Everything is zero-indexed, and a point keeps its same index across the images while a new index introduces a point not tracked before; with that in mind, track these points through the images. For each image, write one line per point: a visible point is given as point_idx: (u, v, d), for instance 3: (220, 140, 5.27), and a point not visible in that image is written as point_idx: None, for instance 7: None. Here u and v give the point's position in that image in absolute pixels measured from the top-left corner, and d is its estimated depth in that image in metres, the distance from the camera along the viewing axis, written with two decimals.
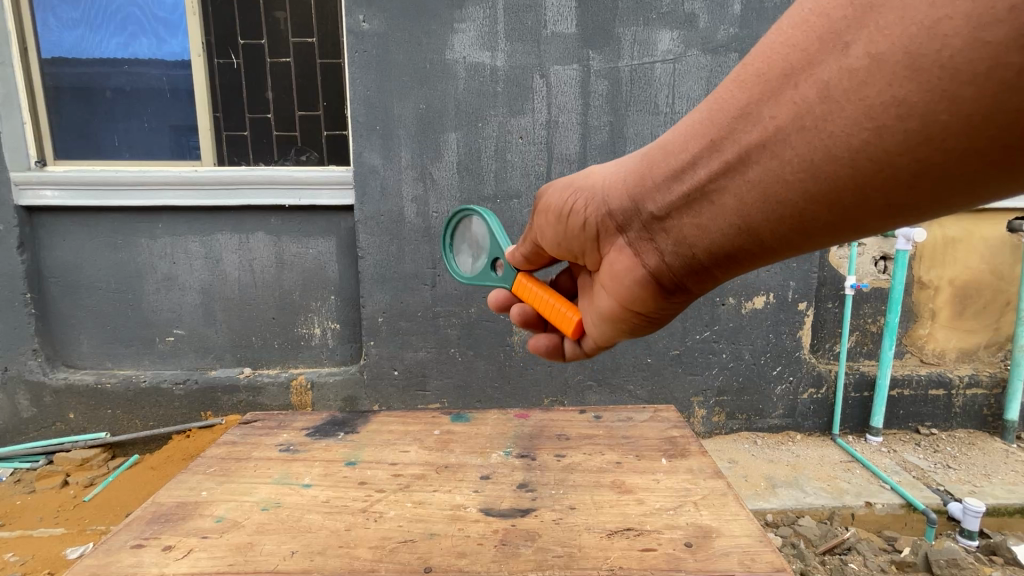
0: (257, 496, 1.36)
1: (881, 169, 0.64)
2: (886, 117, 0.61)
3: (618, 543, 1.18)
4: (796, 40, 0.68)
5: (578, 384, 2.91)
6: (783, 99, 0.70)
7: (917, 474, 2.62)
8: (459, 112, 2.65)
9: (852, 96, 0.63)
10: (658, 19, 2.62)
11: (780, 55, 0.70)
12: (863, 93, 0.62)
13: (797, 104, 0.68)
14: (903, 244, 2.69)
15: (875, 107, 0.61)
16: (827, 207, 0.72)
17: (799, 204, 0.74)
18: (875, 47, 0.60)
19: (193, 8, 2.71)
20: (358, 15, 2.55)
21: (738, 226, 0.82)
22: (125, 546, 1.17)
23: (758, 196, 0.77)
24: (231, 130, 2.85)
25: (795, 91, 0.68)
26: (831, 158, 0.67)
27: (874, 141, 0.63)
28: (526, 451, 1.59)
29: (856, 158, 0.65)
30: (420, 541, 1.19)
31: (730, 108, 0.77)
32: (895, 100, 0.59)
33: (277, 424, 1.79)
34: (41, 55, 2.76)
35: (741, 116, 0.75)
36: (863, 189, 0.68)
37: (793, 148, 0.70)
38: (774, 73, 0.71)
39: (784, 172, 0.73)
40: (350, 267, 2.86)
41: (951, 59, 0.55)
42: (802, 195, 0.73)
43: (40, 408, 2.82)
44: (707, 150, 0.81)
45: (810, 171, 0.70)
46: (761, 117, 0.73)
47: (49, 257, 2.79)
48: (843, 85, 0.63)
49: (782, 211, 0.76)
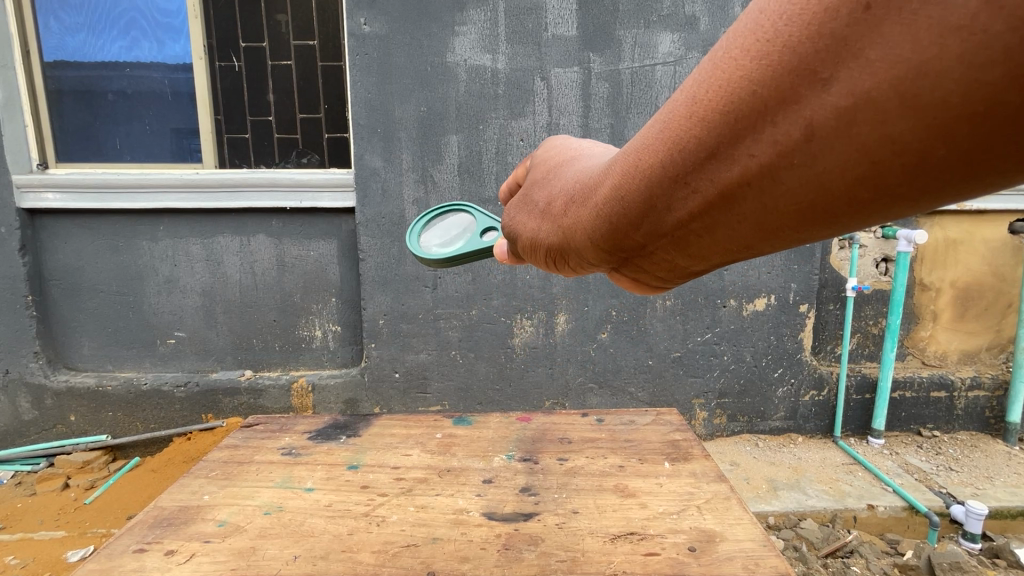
0: (259, 500, 1.36)
1: (917, 208, 0.40)
2: (883, 157, 0.37)
3: (622, 547, 1.18)
4: (751, 63, 0.40)
5: (578, 387, 2.90)
6: (755, 138, 0.42)
7: (919, 476, 2.61)
8: (459, 115, 2.65)
9: (844, 136, 0.37)
10: (658, 22, 2.62)
11: (730, 80, 0.42)
12: (854, 132, 0.37)
13: (776, 145, 0.41)
14: (903, 246, 2.68)
15: (878, 152, 0.37)
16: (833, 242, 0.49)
17: (811, 238, 0.48)
18: (860, 86, 0.35)
19: (195, 12, 2.71)
20: (358, 18, 2.55)
21: (737, 258, 0.57)
22: (127, 550, 1.17)
23: (757, 240, 0.51)
24: (232, 132, 2.85)
25: (773, 130, 0.40)
26: (845, 199, 0.41)
27: (892, 185, 0.38)
28: (528, 455, 1.59)
29: (862, 196, 0.40)
30: (422, 546, 1.18)
31: (665, 148, 0.50)
32: (889, 138, 0.35)
33: (278, 427, 1.78)
34: (44, 59, 2.77)
35: (698, 157, 0.47)
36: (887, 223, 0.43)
37: (789, 194, 0.43)
38: (713, 106, 0.43)
39: (781, 217, 0.46)
40: (351, 270, 2.86)
41: (946, 100, 0.32)
42: (815, 232, 0.47)
43: (41, 411, 2.82)
44: (671, 193, 0.52)
45: (819, 214, 0.44)
46: (729, 158, 0.44)
47: (50, 260, 2.79)
48: (832, 124, 0.37)
49: (791, 245, 0.50)
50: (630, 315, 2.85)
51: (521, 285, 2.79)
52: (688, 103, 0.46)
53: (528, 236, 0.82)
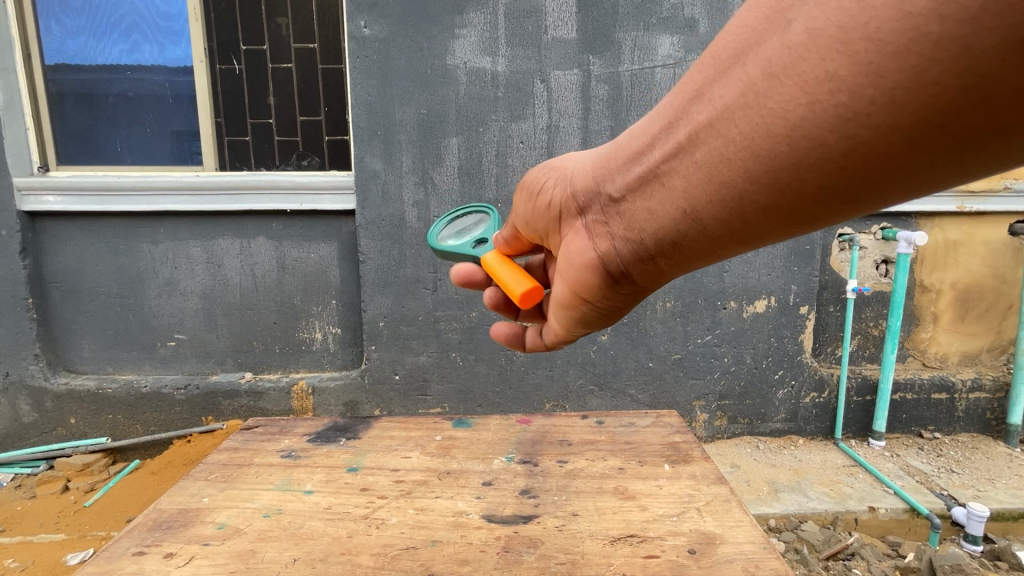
0: (258, 503, 1.36)
1: (822, 150, 0.62)
2: (819, 93, 0.60)
3: (622, 550, 1.17)
4: (751, 21, 0.66)
5: (579, 389, 2.90)
6: (731, 77, 0.68)
7: (920, 479, 2.60)
8: (459, 117, 2.65)
9: (792, 71, 0.61)
10: (658, 24, 2.63)
11: (737, 34, 0.68)
12: (801, 68, 0.60)
13: (743, 82, 0.66)
14: (903, 247, 2.67)
15: (817, 87, 0.60)
16: (766, 189, 0.69)
17: (740, 183, 0.71)
18: (814, 24, 0.59)
19: (196, 15, 2.72)
20: (358, 21, 2.56)
21: (684, 212, 0.80)
22: (126, 553, 1.17)
23: (703, 179, 0.74)
24: (232, 135, 2.85)
25: (743, 69, 0.66)
26: (769, 132, 0.65)
27: (817, 110, 0.60)
28: (528, 457, 1.59)
29: (796, 138, 0.63)
30: (422, 548, 1.18)
31: (685, 90, 0.75)
32: (828, 73, 0.58)
33: (278, 430, 1.78)
34: (45, 62, 2.77)
35: (689, 99, 0.74)
36: (803, 168, 0.65)
37: (737, 126, 0.68)
38: (724, 53, 0.69)
39: (727, 152, 0.70)
40: (351, 272, 2.86)
41: (873, 31, 0.54)
42: (755, 167, 0.68)
43: (41, 414, 2.82)
44: (663, 130, 0.79)
45: (757, 155, 0.67)
46: (708, 99, 0.71)
47: (51, 263, 2.79)
48: (785, 61, 0.61)
49: (725, 192, 0.73)
50: (630, 318, 2.85)
51: None
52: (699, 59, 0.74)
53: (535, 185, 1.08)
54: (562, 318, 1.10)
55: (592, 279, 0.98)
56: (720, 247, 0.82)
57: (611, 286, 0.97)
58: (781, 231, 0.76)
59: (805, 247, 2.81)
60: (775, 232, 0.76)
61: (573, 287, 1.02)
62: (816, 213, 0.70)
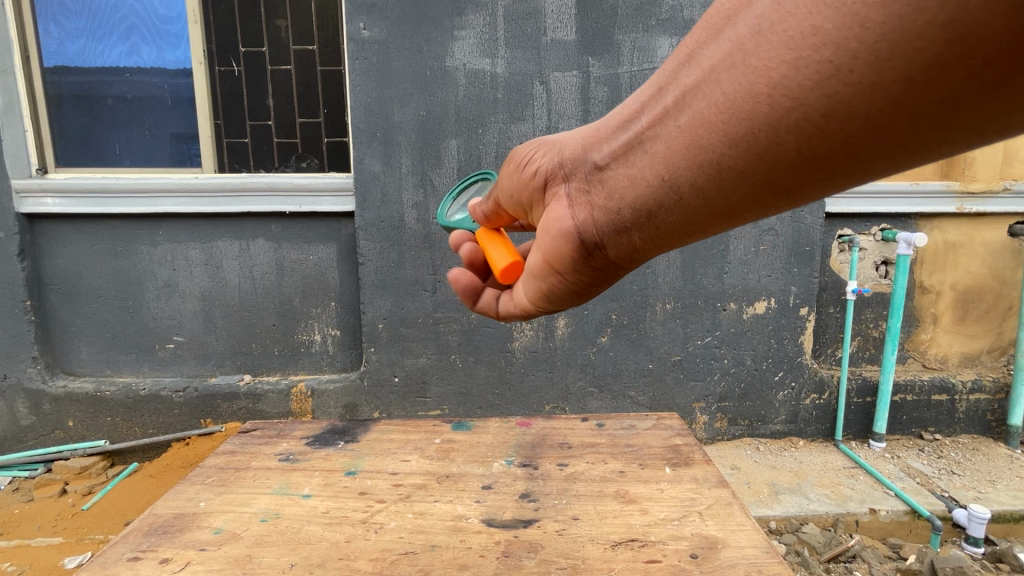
0: (257, 507, 1.35)
1: (803, 111, 0.61)
2: (806, 51, 0.58)
3: (623, 554, 1.16)
4: None
5: (578, 391, 2.89)
6: (722, 38, 0.67)
7: (921, 481, 2.59)
8: (459, 118, 2.64)
9: (780, 29, 0.60)
10: (657, 26, 2.62)
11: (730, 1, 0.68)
12: (789, 26, 0.59)
13: (733, 41, 0.65)
14: (903, 248, 2.66)
15: (803, 44, 0.58)
16: (744, 153, 0.68)
17: (718, 148, 0.70)
18: None
19: (195, 17, 2.72)
20: (358, 23, 2.55)
21: (663, 180, 0.79)
22: (121, 559, 1.16)
23: (683, 144, 0.74)
24: (232, 137, 2.85)
25: (733, 29, 0.65)
26: (752, 93, 0.64)
27: (803, 71, 0.59)
28: (528, 460, 1.57)
29: (777, 101, 0.62)
30: (421, 553, 1.17)
31: (676, 55, 0.75)
32: (815, 29, 0.57)
33: (277, 433, 1.77)
34: (44, 64, 2.77)
35: (683, 62, 0.73)
36: (784, 129, 0.63)
37: (722, 87, 0.67)
38: (716, 17, 0.69)
39: (710, 115, 0.69)
40: (350, 274, 2.85)
41: None
42: (736, 128, 0.67)
43: (39, 417, 2.81)
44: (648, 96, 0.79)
45: (739, 115, 0.66)
46: (697, 62, 0.71)
47: (49, 265, 2.78)
48: (774, 19, 0.61)
49: (704, 156, 0.72)
50: (630, 319, 2.84)
51: None
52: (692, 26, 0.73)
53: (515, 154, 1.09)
54: (535, 288, 1.10)
55: (568, 252, 0.97)
56: (695, 220, 0.81)
57: (586, 259, 0.96)
58: (759, 204, 0.74)
59: (806, 248, 2.80)
60: (752, 205, 0.75)
61: (549, 259, 1.01)
62: (794, 183, 0.69)
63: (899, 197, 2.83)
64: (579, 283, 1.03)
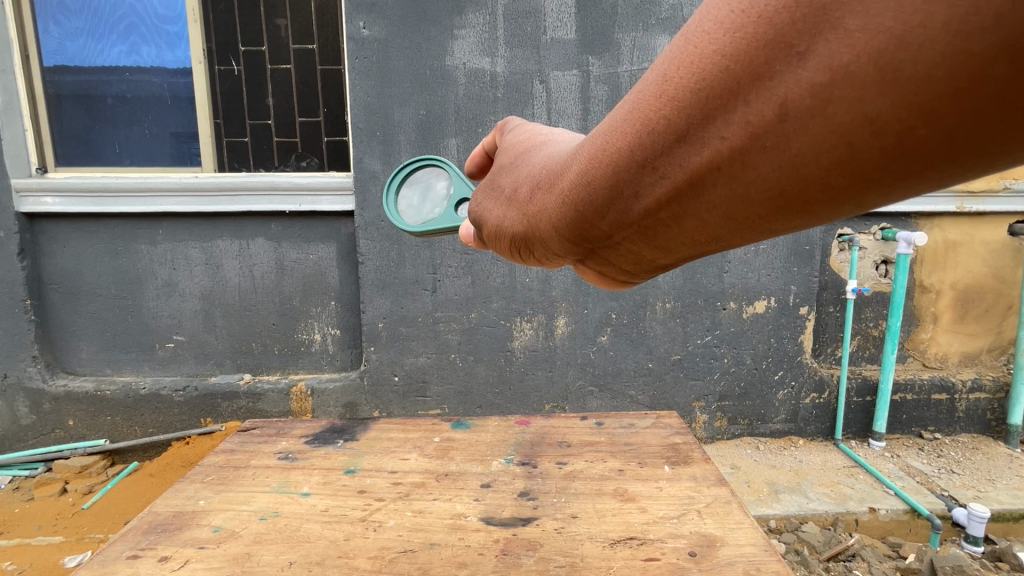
0: (256, 505, 1.35)
1: (882, 192, 0.40)
2: (859, 139, 0.37)
3: (621, 553, 1.16)
4: (726, 37, 0.40)
5: (578, 390, 2.89)
6: (724, 115, 0.43)
7: (920, 479, 2.59)
8: (459, 118, 2.64)
9: (818, 113, 0.38)
10: (657, 24, 2.63)
11: (705, 56, 0.42)
12: (832, 111, 0.37)
13: (748, 125, 0.42)
14: (903, 247, 2.66)
15: (854, 130, 0.37)
16: (807, 222, 0.48)
17: (771, 223, 0.49)
18: (839, 60, 0.35)
19: (195, 16, 2.72)
20: (358, 22, 2.55)
21: (702, 246, 0.59)
22: (120, 557, 1.16)
23: (718, 226, 0.53)
24: (231, 136, 2.85)
25: (743, 110, 0.41)
26: (808, 181, 0.42)
27: (864, 164, 0.38)
28: (527, 459, 1.57)
29: (836, 180, 0.41)
30: (420, 551, 1.17)
31: (651, 130, 0.49)
32: (867, 117, 0.36)
33: (276, 432, 1.77)
34: (44, 64, 2.77)
35: (668, 140, 0.48)
36: (854, 206, 0.44)
37: (755, 174, 0.44)
38: (698, 82, 0.43)
39: (747, 202, 0.47)
40: (350, 273, 2.85)
41: (930, 73, 0.32)
42: (790, 210, 0.46)
43: (39, 416, 2.81)
44: (638, 181, 0.54)
45: (790, 201, 0.45)
46: (696, 144, 0.46)
47: (48, 264, 2.78)
48: (807, 103, 0.38)
49: (753, 233, 0.52)
50: (630, 318, 2.84)
51: (520, 288, 2.79)
52: (660, 82, 0.47)
53: (493, 223, 0.85)
54: None
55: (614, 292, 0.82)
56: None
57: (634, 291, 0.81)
58: None
59: (806, 246, 2.81)
60: None
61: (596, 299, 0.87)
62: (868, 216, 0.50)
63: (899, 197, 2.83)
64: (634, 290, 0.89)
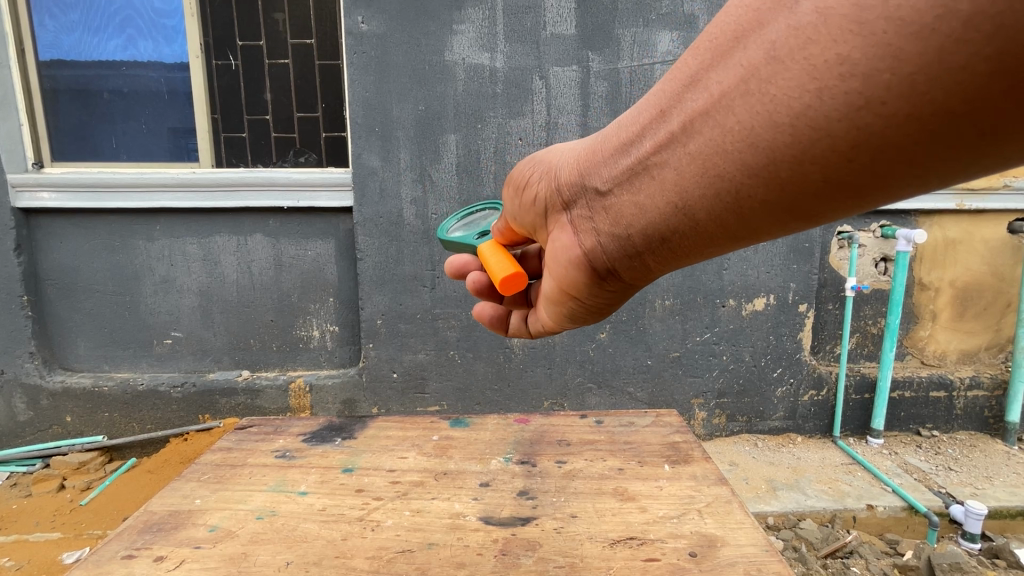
0: (253, 504, 1.34)
1: (826, 138, 0.57)
2: (830, 77, 0.54)
3: (621, 553, 1.16)
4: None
5: (578, 387, 2.88)
6: (730, 62, 0.63)
7: (919, 476, 2.60)
8: (458, 113, 2.63)
9: (798, 56, 0.56)
10: (657, 20, 2.60)
11: (733, 13, 0.64)
12: (810, 52, 0.55)
13: (747, 62, 0.61)
14: (903, 244, 2.65)
15: (825, 69, 0.54)
16: (764, 183, 0.64)
17: (736, 178, 0.66)
18: (823, 6, 0.54)
19: (192, 10, 2.69)
20: (357, 16, 2.53)
21: (675, 209, 0.74)
22: (115, 556, 1.15)
23: (696, 172, 0.69)
24: (229, 132, 2.83)
25: (743, 52, 0.61)
26: (773, 123, 0.60)
27: (824, 103, 0.55)
28: (526, 458, 1.56)
29: (798, 122, 0.58)
30: (418, 551, 1.16)
31: (678, 76, 0.70)
32: (839, 58, 0.53)
33: (273, 429, 1.76)
34: (39, 57, 2.74)
35: (686, 83, 0.68)
36: (804, 162, 0.60)
37: (735, 115, 0.62)
38: (722, 36, 0.64)
39: (725, 144, 0.65)
40: (349, 269, 2.83)
41: (897, 8, 0.49)
42: (755, 154, 0.63)
43: (37, 412, 2.80)
44: (654, 120, 0.73)
45: (755, 141, 0.62)
46: (705, 82, 0.66)
47: (45, 259, 2.76)
48: (791, 43, 0.56)
49: (720, 189, 0.68)
50: (629, 315, 2.83)
51: None
52: (697, 40, 0.68)
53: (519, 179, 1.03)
54: (547, 316, 1.11)
55: (580, 278, 0.94)
56: (709, 242, 0.76)
57: (598, 282, 0.93)
58: (774, 224, 0.70)
59: (805, 244, 2.79)
60: (773, 229, 0.71)
61: (563, 287, 0.99)
62: (814, 206, 0.65)
63: None
64: (599, 301, 0.99)
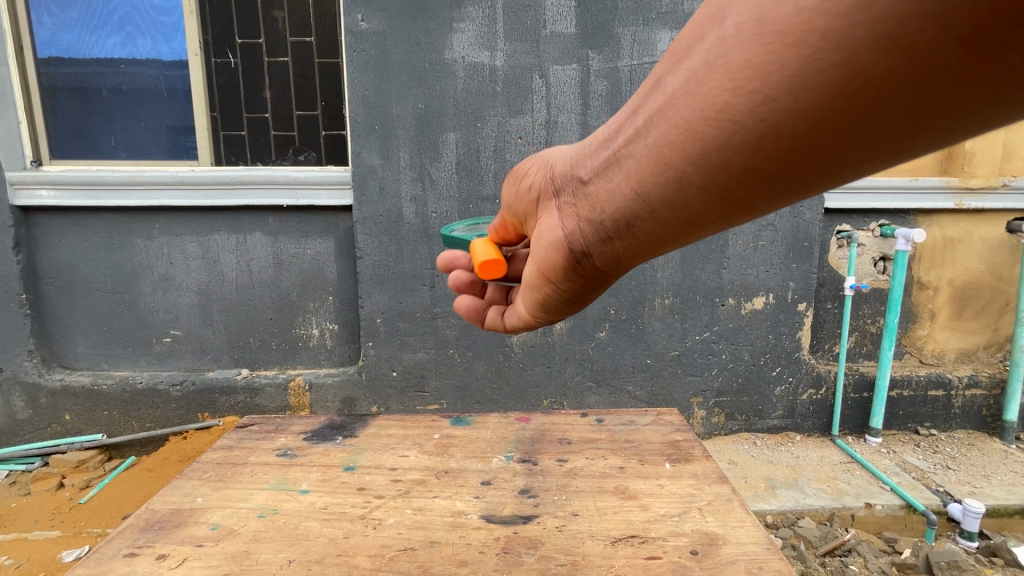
0: (254, 503, 1.34)
1: (746, 131, 0.63)
2: (746, 77, 0.60)
3: (623, 551, 1.16)
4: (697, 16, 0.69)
5: (577, 386, 2.89)
6: (680, 66, 0.69)
7: (917, 475, 2.60)
8: (458, 111, 2.62)
9: (723, 59, 0.62)
10: (657, 18, 2.60)
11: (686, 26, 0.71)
12: (731, 56, 0.62)
13: (689, 66, 0.67)
14: (903, 244, 2.65)
15: (743, 70, 0.61)
16: (703, 173, 0.69)
17: (680, 168, 0.71)
18: (743, 19, 0.61)
19: (191, 8, 2.68)
20: (356, 14, 2.53)
21: (632, 198, 0.79)
22: (117, 555, 1.15)
23: (648, 164, 0.75)
24: (228, 129, 2.82)
25: (688, 58, 0.68)
26: (702, 117, 0.66)
27: (744, 100, 0.61)
28: (527, 456, 1.57)
29: (725, 117, 0.64)
30: (420, 550, 1.16)
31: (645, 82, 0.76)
32: (749, 61, 0.60)
33: (274, 428, 1.76)
34: (38, 55, 2.74)
35: (650, 87, 0.75)
36: (731, 153, 0.66)
37: (679, 110, 0.68)
38: (677, 47, 0.71)
39: (671, 137, 0.70)
40: (349, 268, 2.83)
41: (791, 20, 0.56)
42: (693, 146, 0.68)
43: (36, 410, 2.80)
44: (625, 121, 0.80)
45: (693, 133, 0.68)
46: (662, 86, 0.72)
47: (44, 258, 2.75)
48: (719, 49, 0.63)
49: (670, 179, 0.73)
50: (628, 314, 2.83)
51: None
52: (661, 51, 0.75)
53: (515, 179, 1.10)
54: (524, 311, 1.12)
55: (554, 268, 0.97)
56: (667, 230, 0.80)
57: (570, 274, 0.96)
58: (717, 214, 0.74)
59: (805, 243, 2.79)
60: (721, 218, 0.75)
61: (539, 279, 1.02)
62: (748, 195, 0.69)
63: (896, 193, 2.83)
64: (573, 294, 1.01)
